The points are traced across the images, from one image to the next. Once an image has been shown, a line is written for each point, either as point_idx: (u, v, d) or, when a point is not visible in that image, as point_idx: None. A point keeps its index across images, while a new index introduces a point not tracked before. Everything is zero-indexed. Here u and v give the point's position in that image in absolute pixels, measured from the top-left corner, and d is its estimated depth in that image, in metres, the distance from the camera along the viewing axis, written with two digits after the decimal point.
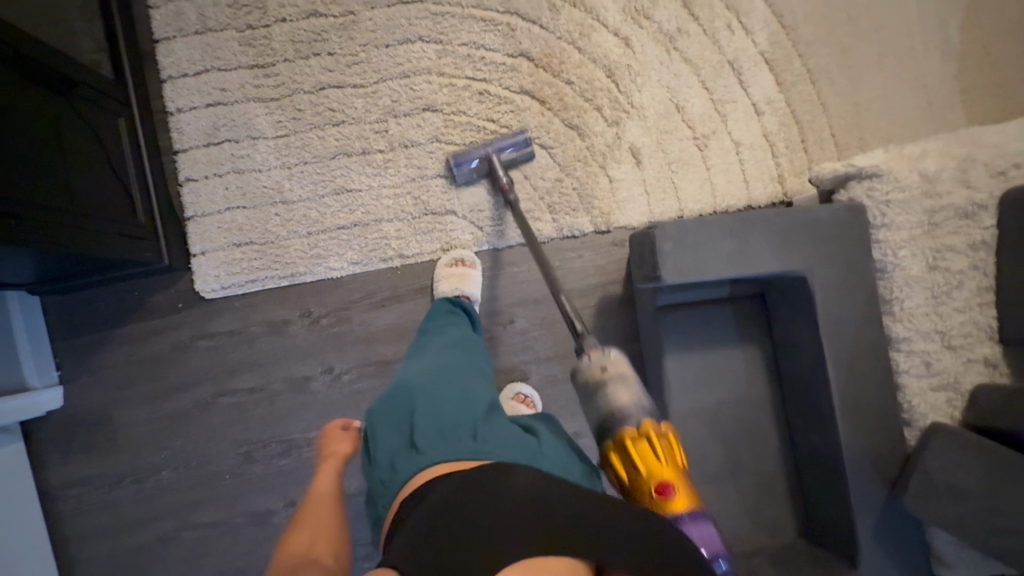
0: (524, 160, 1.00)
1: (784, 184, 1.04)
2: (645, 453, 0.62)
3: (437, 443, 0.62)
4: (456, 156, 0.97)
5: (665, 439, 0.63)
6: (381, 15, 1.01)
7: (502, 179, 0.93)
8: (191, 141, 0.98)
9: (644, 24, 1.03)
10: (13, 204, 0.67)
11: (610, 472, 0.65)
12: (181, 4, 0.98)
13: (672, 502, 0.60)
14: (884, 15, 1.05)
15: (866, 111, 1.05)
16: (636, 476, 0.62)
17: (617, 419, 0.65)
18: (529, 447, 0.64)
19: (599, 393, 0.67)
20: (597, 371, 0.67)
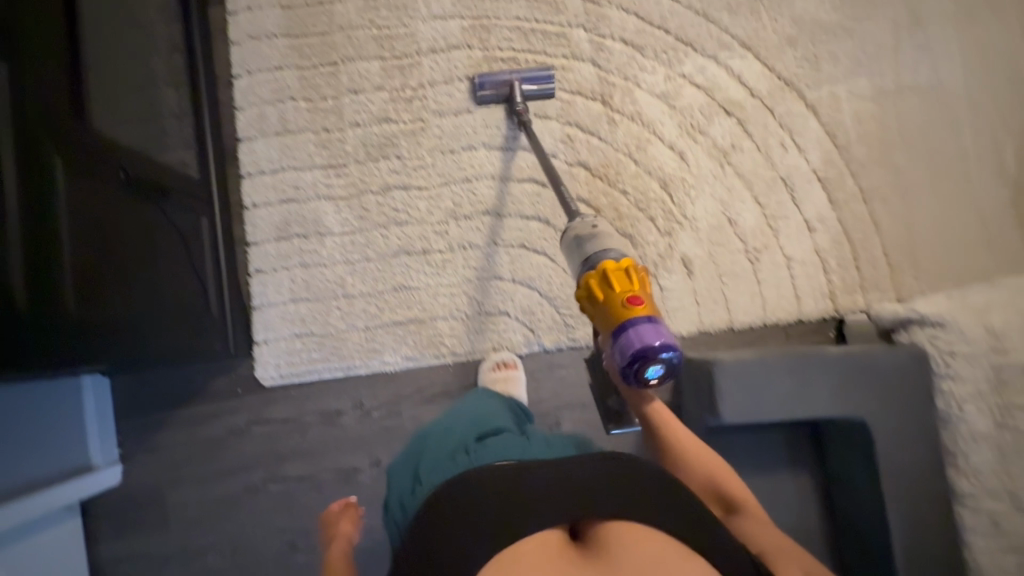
0: (544, 98, 1.07)
1: (835, 301, 1.04)
2: (618, 272, 0.69)
3: (437, 468, 0.70)
4: (481, 77, 1.05)
5: (637, 268, 0.70)
6: (448, 123, 1.07)
7: (517, 100, 1.00)
8: (263, 236, 1.04)
9: (700, 139, 1.07)
10: (93, 321, 0.71)
11: (585, 295, 0.71)
12: (265, 108, 1.06)
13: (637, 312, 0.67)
14: (937, 140, 1.07)
15: (919, 233, 1.06)
16: (610, 292, 0.69)
17: (599, 250, 0.72)
18: (524, 446, 0.71)
19: (589, 239, 0.75)
20: (589, 227, 0.75)
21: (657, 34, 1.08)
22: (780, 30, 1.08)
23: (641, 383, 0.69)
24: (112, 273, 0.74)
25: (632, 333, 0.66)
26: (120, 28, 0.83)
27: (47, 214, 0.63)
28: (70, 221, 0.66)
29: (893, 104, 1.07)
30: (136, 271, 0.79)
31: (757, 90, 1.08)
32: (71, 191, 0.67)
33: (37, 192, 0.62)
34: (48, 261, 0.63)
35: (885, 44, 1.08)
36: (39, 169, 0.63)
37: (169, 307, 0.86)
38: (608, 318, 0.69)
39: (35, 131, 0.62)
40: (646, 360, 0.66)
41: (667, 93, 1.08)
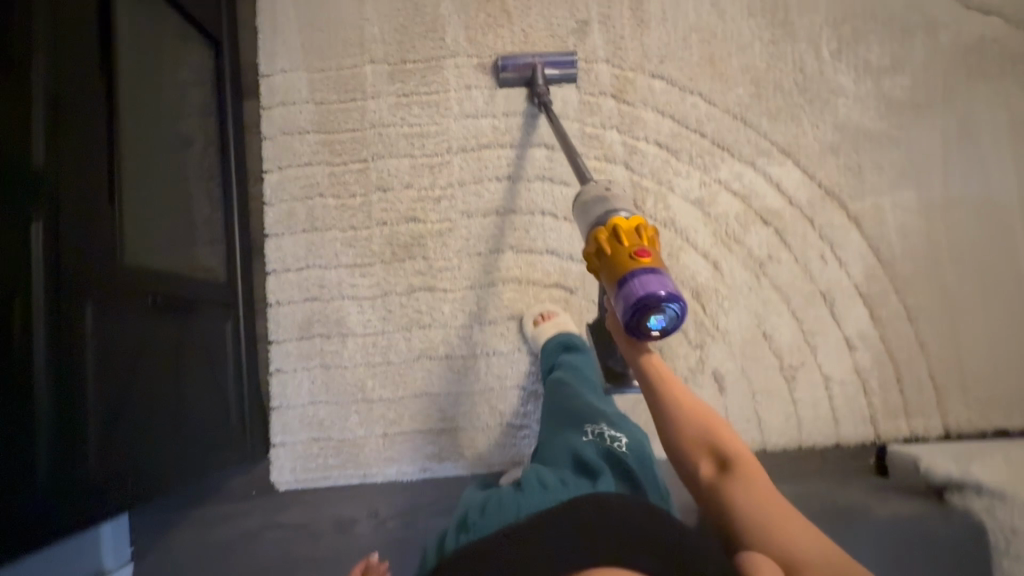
0: (566, 82, 1.07)
1: (877, 426, 0.99)
2: (626, 229, 0.68)
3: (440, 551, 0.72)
4: (505, 58, 1.05)
5: (643, 224, 0.69)
6: (476, 224, 1.05)
7: (538, 83, 1.01)
8: (286, 335, 1.03)
9: (735, 248, 1.03)
10: (111, 464, 0.69)
11: (592, 250, 0.70)
12: (294, 204, 1.06)
13: (642, 263, 0.66)
14: (990, 256, 1.01)
15: (968, 354, 0.99)
16: (618, 245, 0.67)
17: (607, 210, 0.71)
18: (516, 500, 0.71)
19: (598, 200, 0.73)
20: (602, 189, 0.74)
21: (693, 137, 1.06)
22: (823, 138, 1.04)
23: (642, 334, 0.67)
24: (138, 402, 0.75)
25: (634, 284, 0.65)
26: (152, 148, 0.84)
27: (72, 361, 0.64)
28: (93, 361, 0.67)
29: (942, 219, 1.02)
30: (161, 394, 0.79)
31: (796, 198, 1.04)
32: (97, 330, 0.67)
33: (61, 343, 0.62)
34: (73, 407, 0.64)
35: (931, 154, 1.04)
36: (68, 319, 0.63)
37: (193, 426, 0.86)
38: (612, 272, 0.67)
39: (65, 282, 0.63)
40: (646, 310, 0.64)
41: (702, 199, 1.04)
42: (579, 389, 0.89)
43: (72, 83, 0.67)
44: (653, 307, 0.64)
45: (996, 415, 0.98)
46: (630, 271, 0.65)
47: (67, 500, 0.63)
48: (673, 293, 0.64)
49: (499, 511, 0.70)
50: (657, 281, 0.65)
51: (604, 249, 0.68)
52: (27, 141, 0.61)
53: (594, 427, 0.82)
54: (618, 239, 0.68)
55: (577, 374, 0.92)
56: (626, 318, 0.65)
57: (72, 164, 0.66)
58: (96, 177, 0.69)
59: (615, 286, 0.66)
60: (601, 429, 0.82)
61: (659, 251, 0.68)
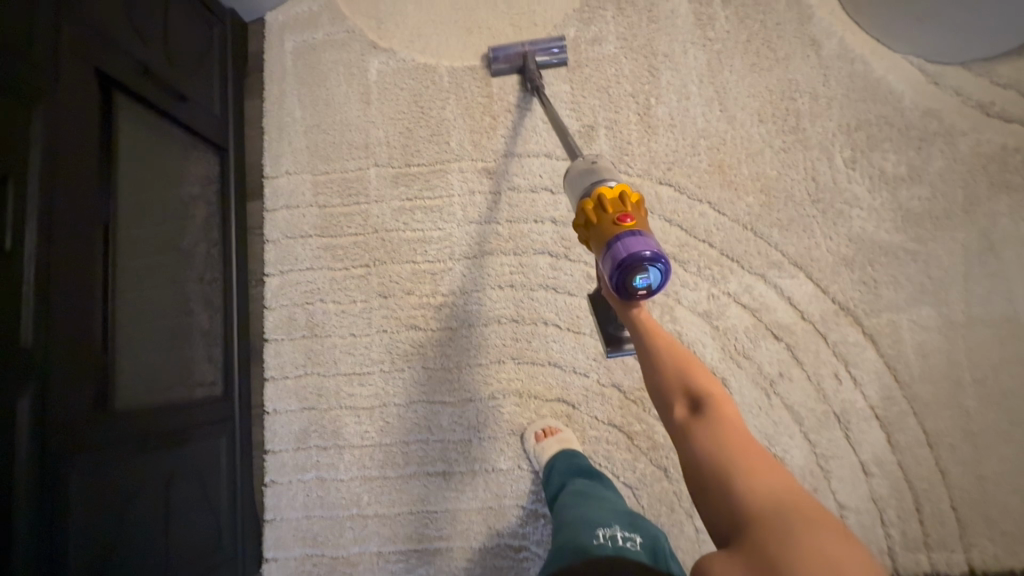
0: (557, 65, 1.09)
1: (896, 561, 0.94)
2: (611, 196, 0.62)
3: None
4: (496, 49, 1.07)
5: (626, 189, 0.63)
6: (477, 331, 1.03)
7: (530, 69, 1.02)
8: (281, 444, 1.02)
9: (744, 363, 1.00)
10: None
11: (577, 223, 0.64)
12: (294, 309, 1.05)
13: (625, 226, 0.59)
14: (1014, 380, 0.96)
15: (994, 485, 0.94)
16: (601, 210, 0.61)
17: (593, 180, 0.65)
18: None
19: (585, 173, 0.68)
20: (588, 161, 0.68)
21: (701, 247, 1.03)
22: (836, 251, 1.01)
23: (629, 298, 0.60)
24: (125, 547, 0.73)
25: (617, 248, 0.58)
26: (147, 276, 0.84)
27: (57, 524, 0.64)
28: (80, 518, 0.67)
29: (963, 340, 0.98)
30: (152, 532, 0.78)
31: (808, 312, 1.00)
32: (85, 485, 0.68)
33: (48, 508, 0.63)
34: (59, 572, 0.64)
35: (951, 270, 1.00)
36: (53, 482, 0.64)
37: (183, 556, 0.84)
38: (597, 239, 0.61)
39: (53, 444, 0.65)
40: (630, 272, 0.57)
41: (710, 312, 1.01)
42: (594, 493, 0.80)
43: (63, 241, 0.68)
44: (638, 268, 0.57)
45: None
46: (612, 234, 0.59)
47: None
48: (658, 252, 0.57)
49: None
50: (641, 242, 0.58)
51: (587, 219, 0.62)
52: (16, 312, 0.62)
53: (605, 529, 0.70)
54: (600, 205, 0.62)
55: (590, 475, 0.87)
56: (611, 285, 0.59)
57: (62, 326, 0.67)
58: (84, 330, 0.70)
59: (599, 251, 0.60)
60: (613, 531, 0.69)
61: (646, 214, 0.62)
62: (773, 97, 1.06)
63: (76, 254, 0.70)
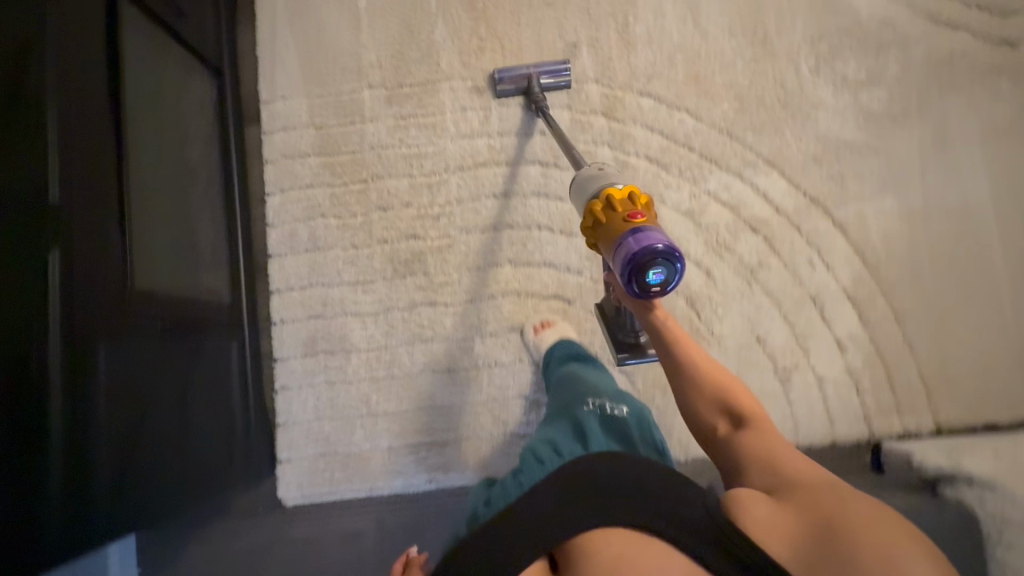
0: (558, 89, 1.12)
1: (871, 425, 1.01)
2: (618, 197, 0.65)
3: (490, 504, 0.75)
4: (501, 71, 1.10)
5: (634, 191, 0.66)
6: (475, 240, 1.08)
7: (537, 93, 1.05)
8: (290, 352, 1.05)
9: (726, 256, 1.07)
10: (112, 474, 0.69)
11: (588, 224, 0.67)
12: (296, 225, 1.09)
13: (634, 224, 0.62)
14: (969, 257, 1.05)
15: (955, 352, 1.02)
16: (612, 212, 0.64)
17: (600, 184, 0.68)
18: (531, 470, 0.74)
19: (592, 178, 0.71)
20: (596, 168, 0.72)
21: (682, 151, 1.10)
22: (805, 149, 1.09)
23: (644, 293, 0.62)
24: (142, 438, 0.74)
25: (627, 244, 0.61)
26: (156, 184, 0.85)
27: (84, 403, 0.64)
28: (104, 388, 0.67)
29: (923, 224, 1.06)
30: (167, 436, 0.79)
31: (783, 207, 1.08)
32: (109, 368, 0.68)
33: (78, 391, 0.63)
34: (82, 450, 0.64)
35: (911, 162, 1.08)
36: (79, 366, 0.63)
37: (195, 464, 0.86)
38: (608, 238, 0.64)
39: (75, 318, 0.63)
40: (642, 266, 0.60)
41: (693, 210, 1.08)
42: (584, 373, 0.91)
43: (82, 114, 0.68)
44: (650, 262, 0.60)
45: (984, 410, 1.01)
46: (623, 230, 0.62)
47: (71, 543, 0.64)
48: (670, 246, 0.59)
49: (505, 495, 0.74)
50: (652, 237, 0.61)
51: (599, 219, 0.65)
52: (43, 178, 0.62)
53: (595, 399, 0.84)
54: (611, 206, 0.65)
55: (584, 360, 0.95)
56: (623, 281, 0.61)
57: (78, 201, 0.66)
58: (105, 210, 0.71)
59: (610, 249, 0.63)
60: (603, 400, 0.84)
61: (655, 214, 0.64)
62: (743, 13, 1.13)
63: (91, 135, 0.69)
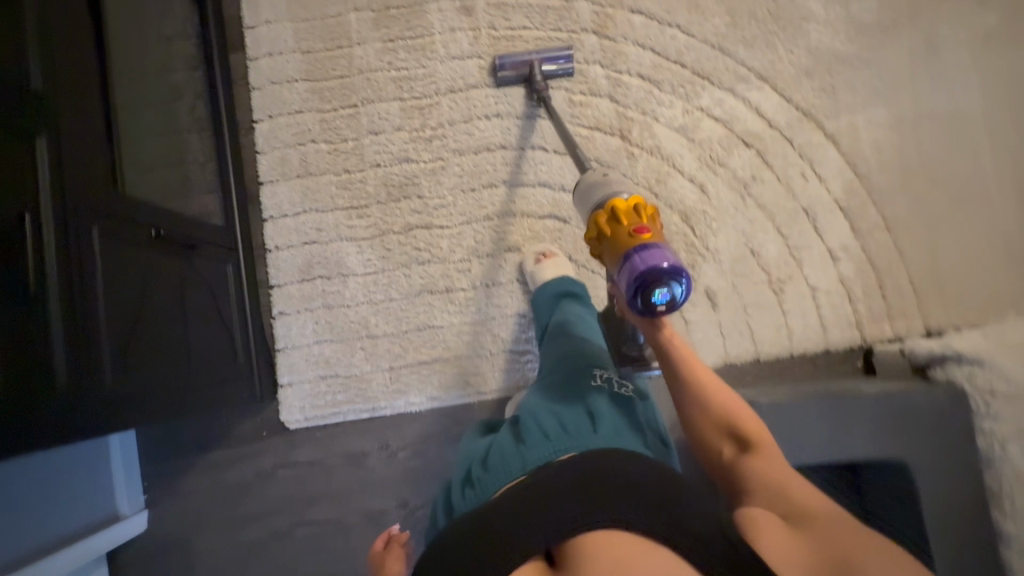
0: (562, 77, 1.09)
1: (863, 331, 1.03)
2: (623, 207, 0.65)
3: (488, 474, 0.67)
4: (501, 57, 1.07)
5: (642, 203, 0.65)
6: (469, 161, 1.07)
7: (539, 80, 1.02)
8: (287, 278, 1.05)
9: (719, 171, 1.07)
10: (125, 373, 0.70)
11: (593, 235, 0.66)
12: (286, 151, 1.08)
13: (641, 238, 0.62)
14: (958, 165, 1.06)
15: (945, 258, 1.04)
16: (617, 224, 0.64)
17: (605, 192, 0.67)
18: (537, 440, 0.67)
19: (597, 185, 0.70)
20: (599, 173, 0.71)
21: (673, 68, 1.09)
22: (797, 62, 1.09)
23: (649, 311, 0.63)
24: (147, 342, 0.75)
25: (633, 259, 0.61)
26: (146, 98, 0.84)
27: (86, 304, 0.64)
28: (105, 285, 0.67)
29: (913, 134, 1.07)
30: (166, 347, 0.79)
31: (775, 121, 1.08)
32: (106, 264, 0.67)
33: (76, 296, 0.62)
34: (87, 349, 0.63)
35: (901, 72, 1.08)
36: (77, 270, 0.63)
37: (200, 379, 0.86)
38: (613, 252, 0.63)
39: (69, 206, 0.63)
40: (649, 285, 0.60)
41: (686, 126, 1.08)
42: (587, 339, 0.86)
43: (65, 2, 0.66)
44: (656, 280, 0.60)
45: (972, 313, 1.03)
46: (629, 245, 0.61)
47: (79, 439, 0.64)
48: (676, 265, 0.60)
49: (504, 467, 0.66)
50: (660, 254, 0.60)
51: (604, 232, 0.64)
52: (22, 58, 0.59)
53: (602, 372, 0.78)
54: (617, 217, 0.64)
55: (585, 321, 0.89)
56: (629, 298, 0.62)
57: (67, 92, 0.64)
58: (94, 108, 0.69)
59: (615, 262, 0.63)
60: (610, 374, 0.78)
61: (661, 228, 0.64)
62: None
63: (68, 17, 0.65)
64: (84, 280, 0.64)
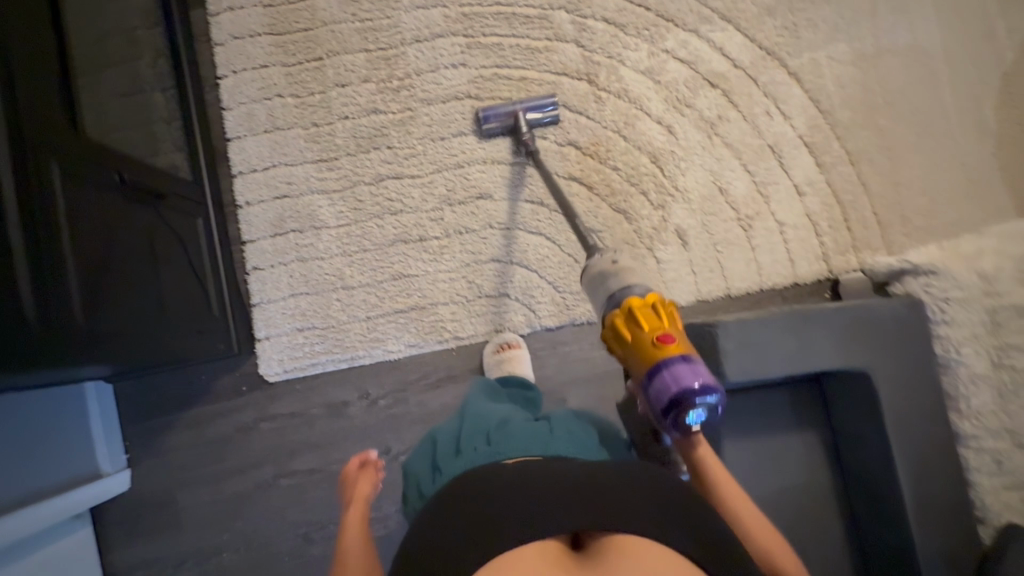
0: (546, 125, 1.07)
1: (829, 263, 1.06)
2: (645, 311, 0.69)
3: (500, 441, 0.71)
4: (485, 109, 1.04)
5: (665, 307, 0.70)
6: (437, 110, 1.07)
7: (524, 133, 1.01)
8: (259, 233, 1.04)
9: (686, 112, 1.08)
10: (93, 312, 0.69)
11: (616, 340, 0.71)
12: (253, 106, 1.07)
13: (670, 349, 0.67)
14: (917, 97, 1.08)
15: (906, 189, 1.07)
16: (642, 332, 0.68)
17: (622, 289, 0.72)
18: (549, 438, 0.72)
19: (609, 276, 0.74)
20: (609, 261, 0.75)
21: (637, 10, 1.09)
22: (759, 1, 1.09)
23: (683, 424, 0.68)
24: (116, 286, 0.74)
25: (667, 376, 0.65)
26: (106, 45, 0.83)
27: (50, 238, 0.63)
28: (69, 222, 0.66)
29: (874, 69, 1.09)
30: (138, 294, 0.78)
31: (739, 61, 1.09)
32: (68, 203, 0.66)
33: (40, 230, 0.61)
34: (55, 284, 0.63)
35: (861, 8, 1.09)
36: (39, 205, 0.62)
37: (175, 328, 0.86)
38: (641, 363, 0.68)
39: (27, 142, 0.61)
40: (685, 403, 0.65)
41: (652, 69, 1.09)
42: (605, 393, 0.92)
43: None
44: (690, 400, 0.65)
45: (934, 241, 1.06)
46: (659, 358, 0.66)
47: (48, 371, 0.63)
48: (707, 383, 0.65)
49: (517, 445, 0.70)
50: (691, 369, 0.66)
51: (630, 337, 0.69)
52: None
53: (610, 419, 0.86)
54: (643, 325, 0.68)
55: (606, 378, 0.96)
56: (663, 412, 0.67)
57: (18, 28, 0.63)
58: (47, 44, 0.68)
59: (646, 375, 0.67)
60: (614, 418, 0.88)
61: (684, 336, 0.69)
62: None
63: None
64: (47, 217, 0.63)
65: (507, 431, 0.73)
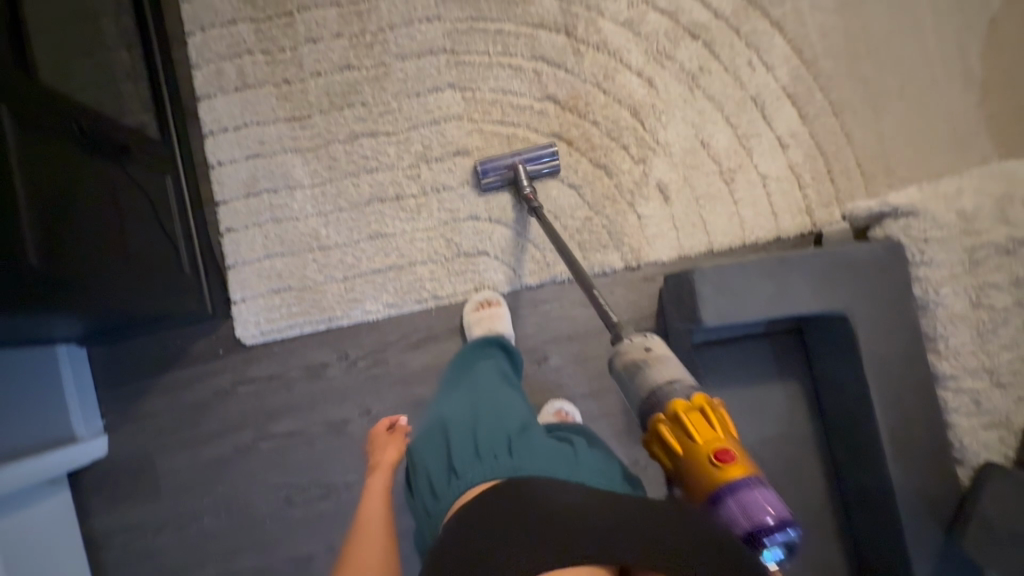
0: (546, 175, 1.03)
1: (812, 215, 1.04)
2: (697, 423, 0.64)
3: (520, 454, 0.65)
4: (484, 163, 1.00)
5: (717, 414, 0.65)
6: (411, 66, 1.04)
7: (525, 188, 0.96)
8: (231, 193, 1.02)
9: (667, 64, 1.06)
10: (56, 262, 0.67)
11: (667, 451, 0.66)
12: (222, 64, 1.03)
13: (730, 469, 0.61)
14: (903, 45, 1.06)
15: (891, 140, 1.05)
16: (696, 446, 0.63)
17: (664, 390, 0.67)
18: (572, 460, 0.67)
19: (641, 368, 0.69)
20: (643, 350, 0.70)
21: None
22: None
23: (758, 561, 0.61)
24: (81, 238, 0.72)
25: (735, 504, 0.60)
26: None
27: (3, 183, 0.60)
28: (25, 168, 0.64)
29: (858, 17, 1.06)
30: (106, 248, 0.77)
31: (721, 10, 1.06)
32: (22, 149, 0.64)
33: None
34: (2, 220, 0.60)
35: None
36: None
37: (146, 286, 0.84)
38: (700, 486, 0.62)
39: None
40: (758, 537, 0.59)
41: (632, 20, 1.06)
42: None
43: None
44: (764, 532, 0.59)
45: None
46: (720, 482, 0.61)
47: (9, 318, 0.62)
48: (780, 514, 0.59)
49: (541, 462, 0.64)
50: (758, 492, 0.60)
51: (683, 453, 0.64)
52: None
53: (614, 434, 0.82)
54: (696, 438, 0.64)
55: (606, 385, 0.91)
56: None
57: None
58: None
59: (708, 503, 0.61)
60: None
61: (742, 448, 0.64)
62: None
63: None
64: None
65: (530, 443, 0.67)
